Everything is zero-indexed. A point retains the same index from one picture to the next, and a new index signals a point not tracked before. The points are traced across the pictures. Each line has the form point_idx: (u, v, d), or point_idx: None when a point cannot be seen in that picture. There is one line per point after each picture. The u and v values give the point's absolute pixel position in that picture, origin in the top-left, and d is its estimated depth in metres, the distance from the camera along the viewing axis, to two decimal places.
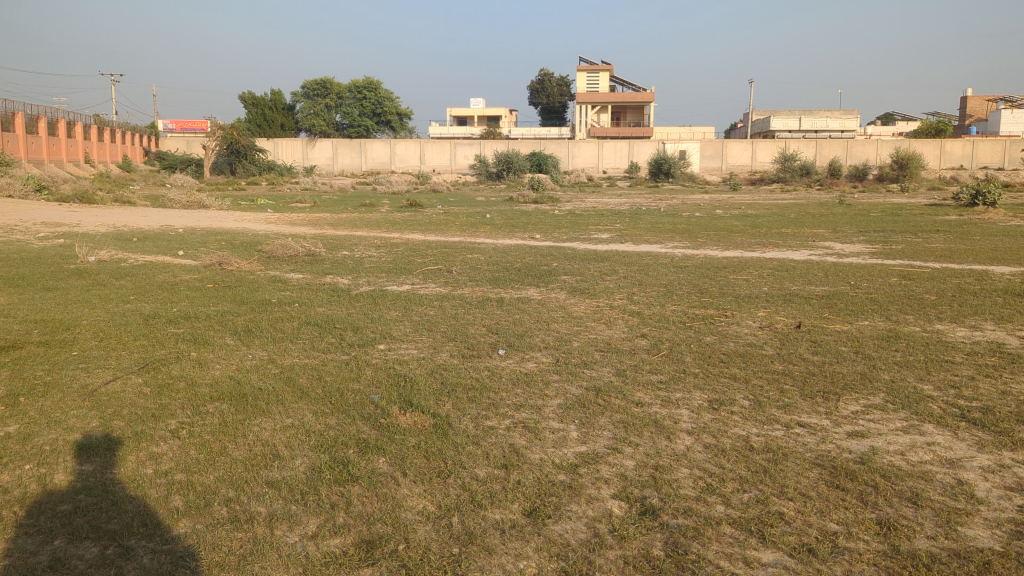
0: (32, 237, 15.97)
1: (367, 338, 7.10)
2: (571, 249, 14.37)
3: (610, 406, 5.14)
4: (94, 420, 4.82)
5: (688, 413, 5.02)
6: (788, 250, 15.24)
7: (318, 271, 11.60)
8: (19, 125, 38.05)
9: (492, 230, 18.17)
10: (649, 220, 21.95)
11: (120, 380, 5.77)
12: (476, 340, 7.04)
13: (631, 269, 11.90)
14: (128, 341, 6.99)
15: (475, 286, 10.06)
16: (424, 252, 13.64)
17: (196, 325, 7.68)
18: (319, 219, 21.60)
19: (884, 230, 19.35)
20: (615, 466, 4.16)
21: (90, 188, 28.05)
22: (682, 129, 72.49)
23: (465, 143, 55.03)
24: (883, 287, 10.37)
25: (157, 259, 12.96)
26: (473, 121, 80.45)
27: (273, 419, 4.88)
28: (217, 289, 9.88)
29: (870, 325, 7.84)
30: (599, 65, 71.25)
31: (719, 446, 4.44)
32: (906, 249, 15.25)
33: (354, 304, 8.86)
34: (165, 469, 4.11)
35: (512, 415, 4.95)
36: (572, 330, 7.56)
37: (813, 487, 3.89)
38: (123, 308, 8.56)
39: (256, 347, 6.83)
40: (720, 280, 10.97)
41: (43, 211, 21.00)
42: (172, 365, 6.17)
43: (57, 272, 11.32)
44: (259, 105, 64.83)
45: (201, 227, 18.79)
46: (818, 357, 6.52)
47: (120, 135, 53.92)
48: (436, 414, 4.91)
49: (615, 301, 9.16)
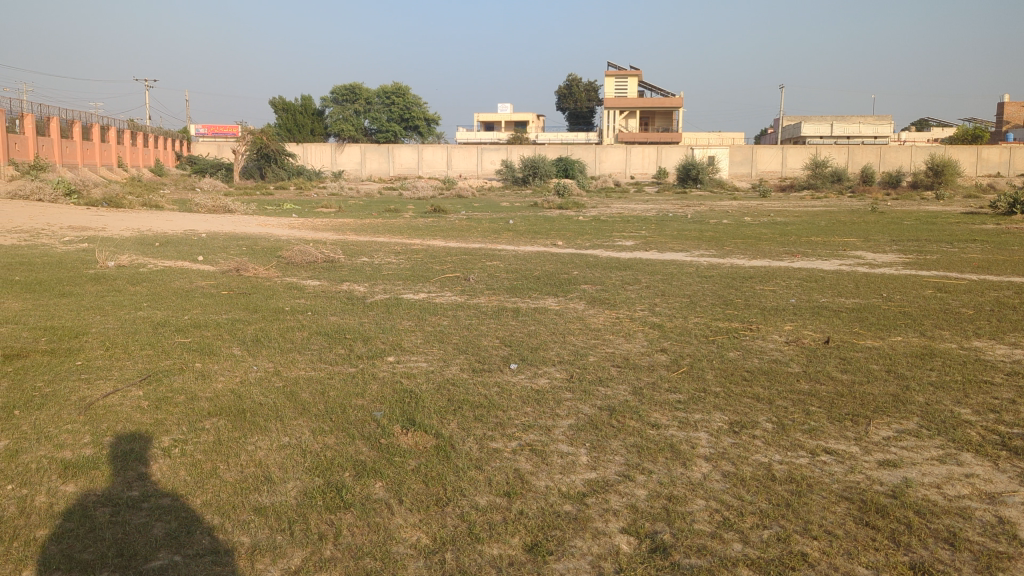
0: (55, 241, 15.92)
1: (377, 350, 6.87)
2: (594, 256, 14.09)
3: (624, 428, 4.87)
4: (85, 438, 4.61)
5: (706, 437, 4.74)
6: (817, 260, 14.82)
7: (335, 278, 11.42)
8: (52, 130, 38.41)
9: (515, 236, 17.92)
10: (675, 227, 21.62)
11: (119, 393, 5.57)
12: (489, 353, 6.79)
13: (653, 279, 11.58)
14: (134, 351, 6.81)
15: (492, 295, 9.83)
16: (444, 259, 13.43)
17: (205, 334, 7.50)
18: (343, 224, 21.47)
19: (918, 240, 18.79)
20: (625, 497, 3.89)
21: (117, 191, 28.16)
22: (711, 134, 71.87)
23: (493, 148, 54.97)
24: (917, 300, 9.98)
25: (177, 264, 12.83)
26: (500, 125, 80.30)
27: (268, 437, 4.66)
28: (230, 297, 9.72)
29: (903, 341, 7.50)
30: (628, 70, 70.78)
31: (738, 475, 4.15)
32: (941, 259, 14.77)
33: (367, 313, 8.65)
34: (148, 491, 3.88)
35: (520, 437, 4.70)
36: (589, 343, 7.29)
37: (840, 524, 3.60)
38: (133, 316, 8.40)
39: (262, 358, 6.63)
40: (747, 291, 10.63)
41: (70, 214, 21.07)
42: (174, 377, 5.97)
43: (75, 276, 11.25)
44: (289, 110, 65.11)
45: (224, 232, 18.71)
46: (847, 376, 6.21)
47: (152, 139, 54.41)
48: (440, 434, 4.67)
49: (636, 312, 8.88)
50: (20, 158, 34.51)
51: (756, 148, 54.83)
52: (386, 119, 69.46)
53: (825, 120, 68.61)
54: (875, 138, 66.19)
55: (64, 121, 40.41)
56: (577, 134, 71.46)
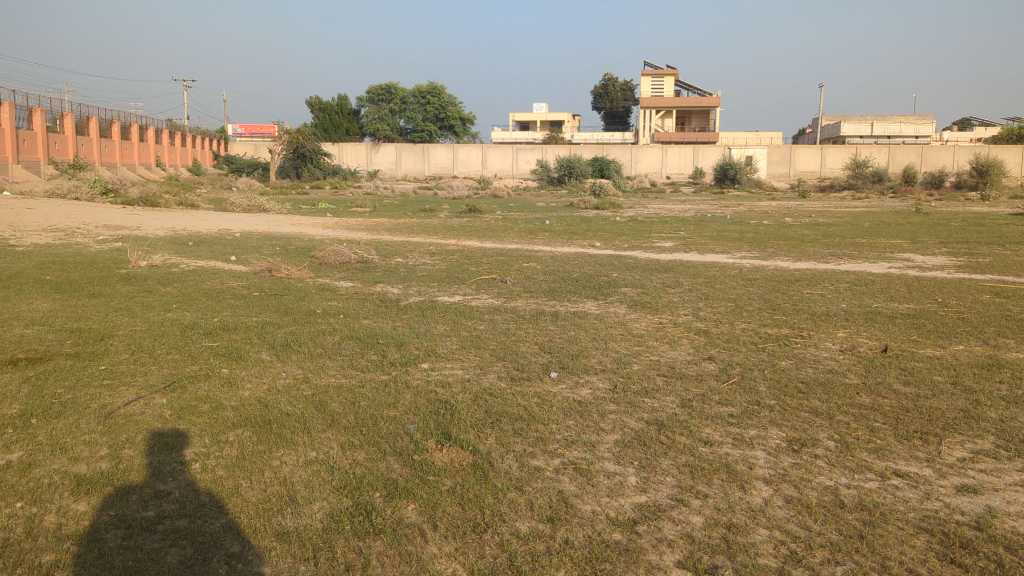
0: (89, 240, 15.89)
1: (410, 356, 6.59)
2: (634, 258, 13.70)
3: (674, 445, 4.52)
4: (102, 450, 4.39)
5: (764, 457, 4.39)
6: (865, 262, 14.31)
7: (368, 279, 11.21)
8: (92, 130, 38.76)
9: (551, 237, 17.59)
10: (714, 229, 21.10)
11: (142, 400, 5.34)
12: (527, 360, 6.47)
13: (696, 282, 11.20)
14: (161, 355, 6.59)
15: (530, 298, 9.52)
16: (480, 260, 13.15)
17: (234, 338, 7.27)
18: (377, 224, 21.25)
19: (966, 242, 18.17)
20: (679, 525, 3.56)
21: (154, 190, 28.31)
22: (748, 134, 70.93)
23: (528, 148, 54.76)
24: (975, 306, 9.51)
25: (209, 265, 12.65)
26: (535, 125, 79.95)
27: (295, 451, 4.39)
28: (261, 299, 9.49)
29: (966, 351, 7.06)
30: (664, 69, 70.15)
31: (803, 501, 3.79)
32: (994, 263, 14.19)
33: (400, 316, 8.38)
34: (165, 512, 3.64)
35: (563, 454, 4.37)
36: (633, 350, 6.94)
37: (922, 561, 3.24)
38: (162, 318, 8.22)
39: (292, 364, 6.39)
40: (794, 295, 10.19)
41: (105, 213, 21.10)
42: (200, 384, 5.73)
43: (106, 277, 11.10)
44: (326, 110, 65.32)
45: (259, 231, 18.58)
46: (910, 389, 5.78)
47: (191, 139, 54.91)
48: (477, 450, 4.37)
49: (679, 317, 8.51)
50: (59, 158, 34.82)
51: (795, 148, 53.96)
52: (421, 119, 69.46)
53: (865, 120, 67.35)
54: (917, 138, 64.81)
55: (103, 121, 40.77)
56: (613, 134, 70.85)
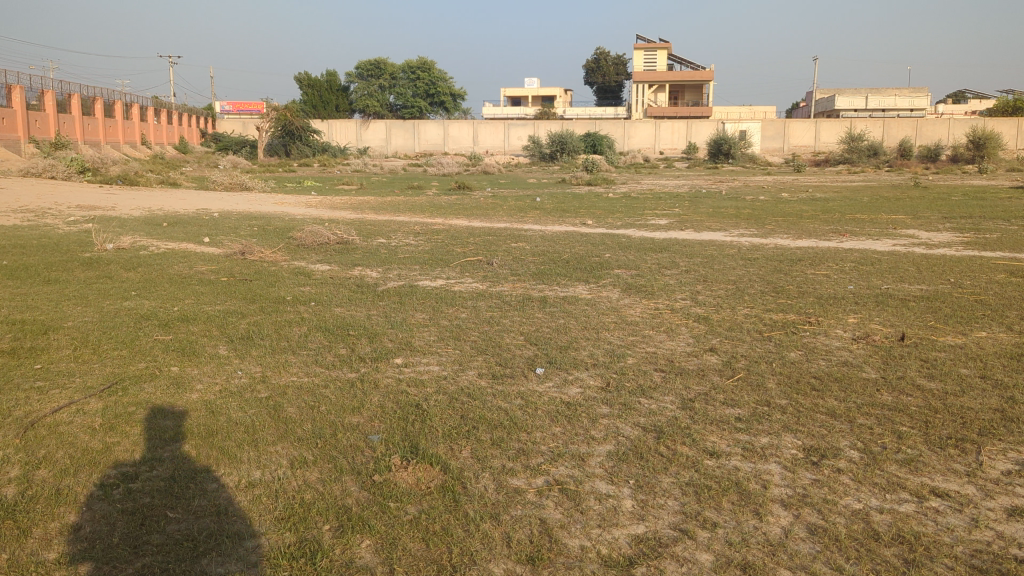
0: (58, 221, 15.12)
1: (383, 350, 5.97)
2: (628, 237, 13.08)
3: (675, 459, 3.93)
4: (12, 471, 3.78)
5: (780, 472, 3.81)
6: (868, 239, 13.69)
7: (346, 262, 10.56)
8: (74, 107, 37.74)
9: (542, 215, 16.95)
10: (711, 204, 20.50)
11: (73, 406, 4.70)
12: (511, 354, 5.85)
13: (693, 262, 10.59)
14: (107, 351, 5.95)
15: (517, 282, 8.90)
16: (466, 240, 12.56)
17: (191, 331, 6.63)
18: (362, 203, 20.48)
19: (971, 218, 17.53)
20: (684, 566, 2.98)
21: (135, 168, 27.52)
22: (743, 108, 70.24)
23: (520, 124, 53.77)
24: (990, 286, 8.95)
25: (180, 247, 12.00)
26: (526, 101, 78.98)
27: (237, 471, 3.77)
28: (229, 285, 8.84)
29: (991, 339, 6.47)
30: (657, 43, 69.20)
31: (831, 533, 3.21)
32: (1002, 238, 13.65)
33: (376, 304, 7.75)
34: (68, 556, 3.04)
35: (547, 472, 3.78)
36: (627, 340, 6.34)
37: None
38: (117, 307, 7.56)
39: (251, 360, 5.76)
40: (797, 276, 9.56)
41: (80, 193, 20.30)
42: (144, 386, 5.09)
43: (67, 261, 10.41)
44: (315, 86, 64.17)
45: (238, 211, 17.88)
46: (935, 385, 5.20)
47: (177, 117, 53.91)
48: (448, 467, 3.77)
49: (677, 302, 7.91)
50: (40, 136, 33.86)
51: (788, 121, 53.22)
52: (411, 95, 68.48)
53: (860, 94, 66.74)
54: (913, 112, 64.13)
55: (86, 98, 39.71)
56: (605, 110, 69.90)
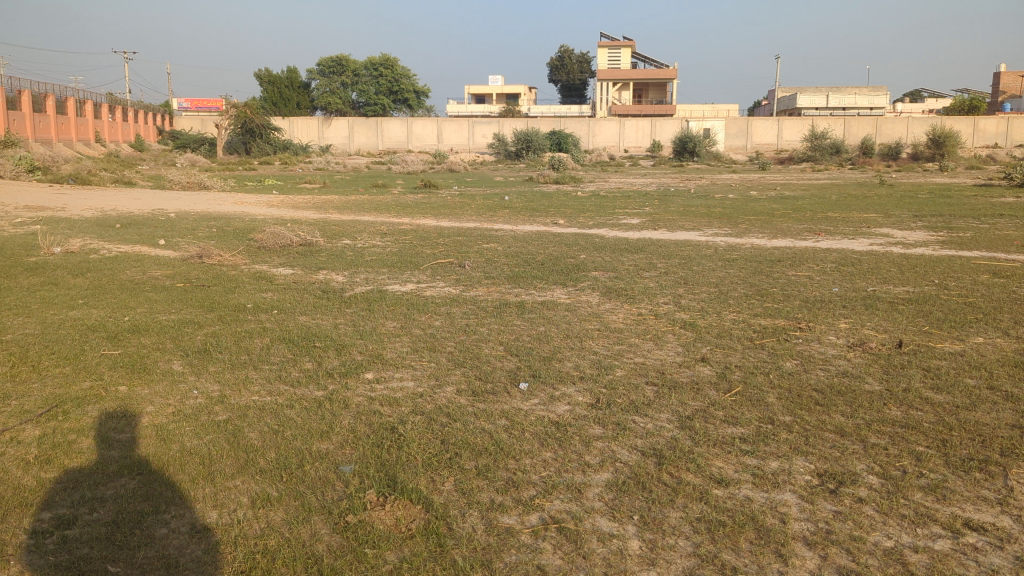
0: (3, 223, 14.40)
1: (352, 364, 5.52)
2: (601, 237, 12.72)
3: (680, 488, 3.56)
4: None
5: (797, 503, 3.46)
6: (842, 239, 13.48)
7: (310, 265, 10.08)
8: (24, 104, 36.60)
9: (511, 214, 16.55)
10: (680, 203, 20.21)
11: (6, 434, 4.20)
12: (491, 367, 5.45)
13: (671, 263, 10.26)
14: (48, 369, 5.42)
15: (491, 286, 8.49)
16: (434, 241, 12.12)
17: (142, 344, 6.12)
18: (325, 202, 19.88)
19: (941, 215, 17.48)
20: None
21: (88, 167, 26.58)
22: (706, 107, 70.42)
23: (484, 121, 53.26)
24: (974, 288, 8.72)
25: (133, 249, 11.45)
26: (491, 99, 78.55)
27: (191, 512, 3.33)
28: (185, 291, 8.31)
29: (990, 345, 6.18)
30: (621, 42, 69.14)
31: None
32: (975, 237, 13.51)
33: (344, 311, 7.31)
34: None
35: (542, 507, 3.38)
36: (613, 350, 5.97)
37: None
38: (61, 317, 7.01)
39: (208, 377, 5.29)
40: (779, 278, 9.27)
41: (30, 193, 19.50)
42: (88, 409, 4.61)
43: (9, 266, 9.78)
44: (276, 83, 63.04)
45: (195, 211, 17.19)
46: (944, 398, 4.89)
47: (133, 114, 52.67)
48: (431, 503, 3.37)
49: (659, 306, 7.57)
50: None
51: (751, 120, 53.37)
52: (374, 92, 67.66)
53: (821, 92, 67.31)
54: (873, 110, 64.78)
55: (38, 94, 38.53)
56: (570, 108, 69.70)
